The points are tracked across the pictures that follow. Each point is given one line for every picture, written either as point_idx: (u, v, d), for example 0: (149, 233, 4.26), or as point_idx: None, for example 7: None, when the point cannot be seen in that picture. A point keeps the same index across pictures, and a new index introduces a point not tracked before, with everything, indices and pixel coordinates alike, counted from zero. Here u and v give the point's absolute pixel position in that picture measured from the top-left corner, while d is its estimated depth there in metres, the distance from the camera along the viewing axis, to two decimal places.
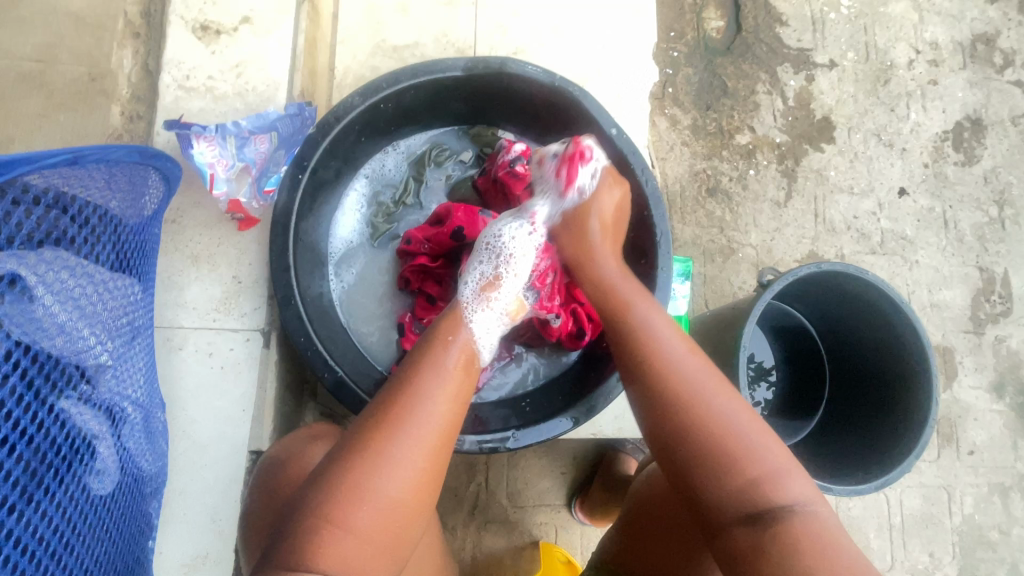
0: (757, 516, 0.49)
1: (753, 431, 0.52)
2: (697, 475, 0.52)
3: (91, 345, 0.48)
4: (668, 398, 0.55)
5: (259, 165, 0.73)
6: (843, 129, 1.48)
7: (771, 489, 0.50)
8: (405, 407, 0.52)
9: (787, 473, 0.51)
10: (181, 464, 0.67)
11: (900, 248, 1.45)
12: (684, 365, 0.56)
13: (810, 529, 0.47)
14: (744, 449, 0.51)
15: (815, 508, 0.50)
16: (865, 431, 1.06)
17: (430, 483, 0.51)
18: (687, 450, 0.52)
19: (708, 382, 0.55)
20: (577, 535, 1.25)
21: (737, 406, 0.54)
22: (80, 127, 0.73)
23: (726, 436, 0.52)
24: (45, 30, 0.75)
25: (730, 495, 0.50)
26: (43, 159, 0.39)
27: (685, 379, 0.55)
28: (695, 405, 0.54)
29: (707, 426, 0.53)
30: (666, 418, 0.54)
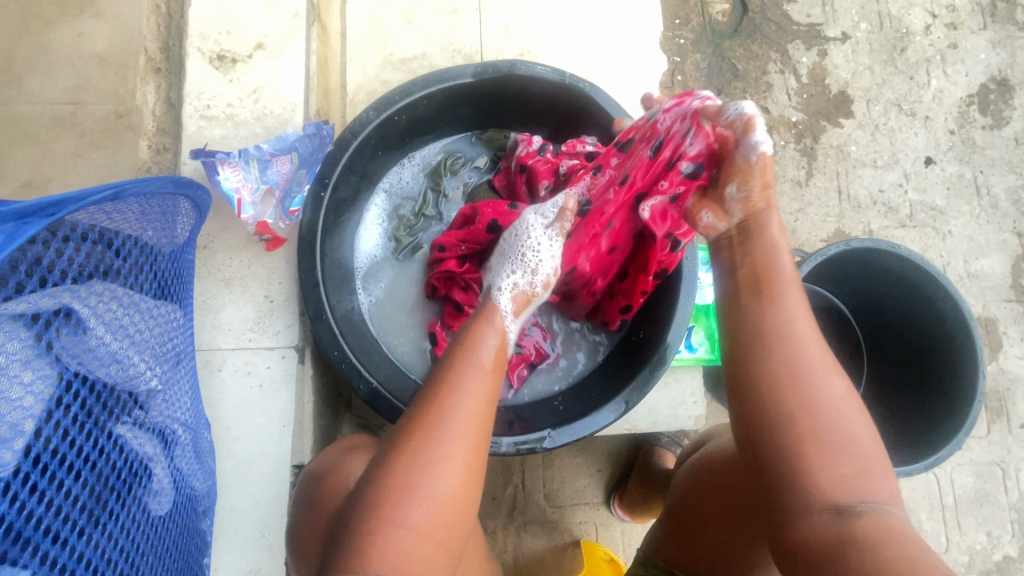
0: (846, 505, 0.46)
1: (858, 427, 0.49)
2: (788, 462, 0.48)
3: (141, 372, 0.49)
4: (769, 377, 0.51)
5: (282, 186, 0.75)
6: (861, 102, 1.44)
7: (866, 486, 0.47)
8: (437, 404, 0.50)
9: (882, 475, 0.48)
10: (229, 482, 0.69)
11: (931, 219, 1.41)
12: (806, 346, 0.52)
13: (898, 530, 0.44)
14: (847, 443, 0.48)
15: (899, 511, 0.46)
16: (907, 410, 1.03)
17: (476, 475, 0.49)
18: (788, 433, 0.49)
19: (818, 365, 0.51)
20: (617, 532, 1.24)
21: (848, 399, 0.50)
22: (111, 163, 0.76)
23: (833, 425, 0.48)
24: (71, 73, 0.78)
25: (822, 486, 0.47)
26: (86, 196, 0.41)
27: (796, 366, 0.51)
28: (809, 391, 0.50)
29: (808, 412, 0.49)
30: (768, 395, 0.50)
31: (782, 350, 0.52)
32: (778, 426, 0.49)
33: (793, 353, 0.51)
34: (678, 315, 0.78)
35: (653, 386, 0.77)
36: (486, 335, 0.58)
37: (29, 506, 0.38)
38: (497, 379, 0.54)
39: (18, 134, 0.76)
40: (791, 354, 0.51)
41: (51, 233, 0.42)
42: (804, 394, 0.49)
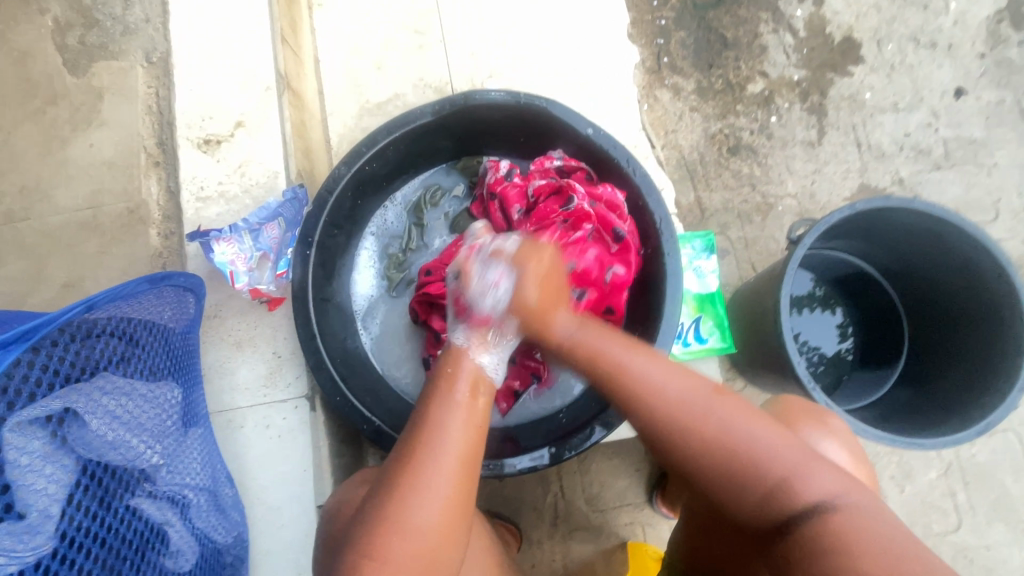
0: (790, 516, 0.52)
1: (767, 437, 0.56)
2: (722, 494, 0.56)
3: (143, 452, 0.53)
4: (660, 419, 0.59)
5: (275, 250, 0.81)
6: (871, 44, 1.33)
7: (792, 492, 0.53)
8: (423, 443, 0.57)
9: (808, 471, 0.53)
10: (264, 527, 0.76)
11: (971, 154, 1.30)
12: (665, 382, 0.60)
13: (838, 523, 0.49)
14: (759, 455, 0.55)
15: (841, 499, 0.51)
16: (954, 373, 0.96)
17: (456, 511, 0.55)
18: (701, 476, 0.57)
19: (693, 392, 0.59)
20: (665, 529, 1.22)
21: (736, 417, 0.57)
22: (130, 254, 0.86)
23: (731, 453, 0.56)
24: (88, 181, 0.89)
25: (756, 511, 0.54)
26: (60, 316, 0.45)
27: (676, 404, 0.59)
28: (687, 430, 0.57)
29: (711, 441, 0.56)
30: (665, 439, 0.59)
31: (648, 403, 0.60)
32: (692, 473, 0.58)
33: (655, 404, 0.59)
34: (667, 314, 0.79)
35: None
36: (527, 283, 0.71)
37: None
38: (474, 411, 0.61)
39: (52, 242, 0.87)
40: (653, 407, 0.59)
41: (33, 349, 0.45)
42: (684, 439, 0.57)
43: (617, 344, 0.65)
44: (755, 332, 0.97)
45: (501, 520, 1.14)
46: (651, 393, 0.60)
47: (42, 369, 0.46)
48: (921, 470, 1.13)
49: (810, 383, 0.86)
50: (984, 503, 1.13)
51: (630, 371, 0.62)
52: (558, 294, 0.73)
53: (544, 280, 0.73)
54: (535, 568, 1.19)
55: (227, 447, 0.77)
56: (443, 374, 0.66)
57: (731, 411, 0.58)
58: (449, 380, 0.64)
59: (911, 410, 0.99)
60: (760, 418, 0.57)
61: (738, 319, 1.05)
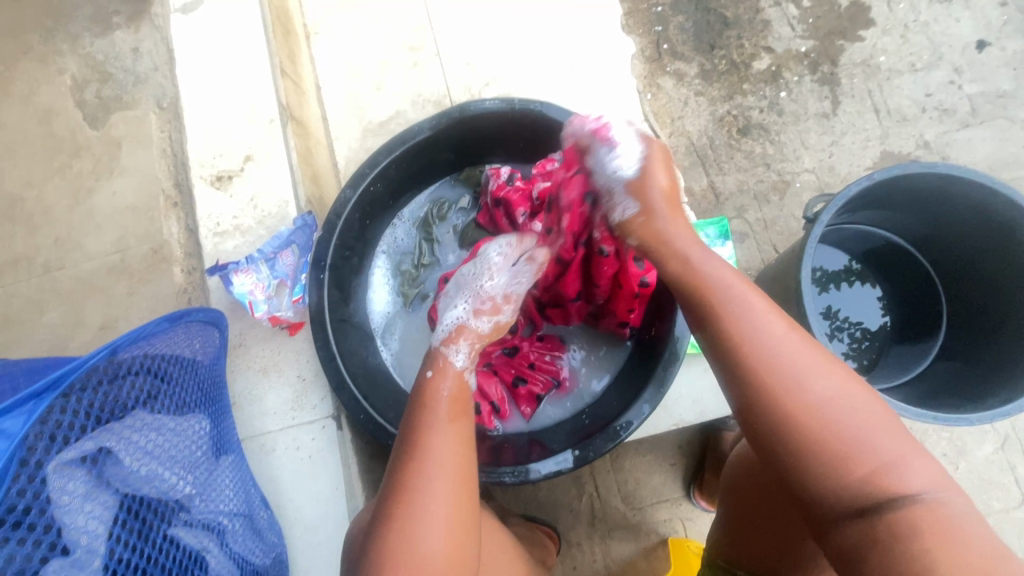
0: (877, 505, 0.48)
1: (871, 419, 0.51)
2: (804, 469, 0.51)
3: (176, 482, 0.56)
4: (758, 376, 0.54)
5: (291, 276, 0.84)
6: (880, 5, 1.28)
7: (890, 479, 0.48)
8: (412, 470, 0.57)
9: (912, 461, 0.49)
10: (301, 547, 0.78)
11: (1000, 109, 1.23)
12: (773, 337, 0.55)
13: (932, 518, 0.46)
14: (859, 438, 0.50)
15: (937, 495, 0.47)
16: (1001, 342, 0.91)
17: (459, 531, 0.56)
18: (790, 442, 0.52)
19: (801, 354, 0.54)
20: (706, 523, 1.19)
21: (844, 389, 0.52)
22: (157, 293, 0.90)
23: (834, 421, 0.50)
24: (114, 226, 0.94)
25: (838, 493, 0.50)
26: (87, 360, 0.48)
27: (780, 364, 0.53)
28: (795, 390, 0.52)
29: (811, 408, 0.51)
30: (761, 394, 0.53)
31: (754, 353, 0.55)
32: (772, 437, 0.53)
33: (759, 357, 0.54)
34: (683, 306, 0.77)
35: (670, 386, 0.76)
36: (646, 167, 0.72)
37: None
38: (459, 426, 0.61)
39: (86, 287, 0.92)
40: (761, 357, 0.54)
41: (65, 395, 0.48)
42: (787, 398, 0.52)
43: (733, 281, 0.59)
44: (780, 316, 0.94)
45: (538, 524, 1.13)
46: (761, 343, 0.55)
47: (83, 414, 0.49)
48: (975, 445, 1.08)
49: None
50: None
51: (739, 318, 0.56)
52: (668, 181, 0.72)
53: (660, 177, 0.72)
54: (576, 571, 1.18)
55: (260, 472, 0.80)
56: (424, 394, 0.64)
57: (839, 384, 0.52)
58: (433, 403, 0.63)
59: (954, 383, 0.94)
60: (868, 397, 0.52)
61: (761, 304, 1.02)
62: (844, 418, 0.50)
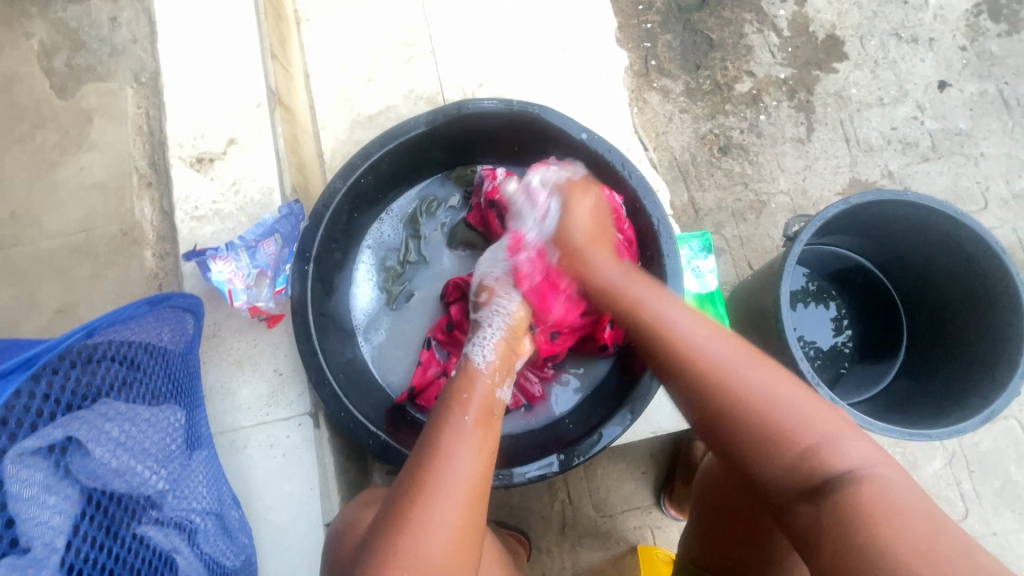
0: (819, 482, 0.50)
1: (803, 406, 0.54)
2: (745, 455, 0.55)
3: (147, 477, 0.53)
4: (692, 375, 0.58)
5: (272, 267, 0.80)
6: (854, 40, 1.35)
7: (827, 456, 0.51)
8: (433, 468, 0.57)
9: (843, 439, 0.51)
10: (271, 549, 0.75)
11: (957, 145, 1.31)
12: (706, 341, 0.60)
13: (876, 490, 0.47)
14: (792, 421, 0.53)
15: (875, 470, 0.49)
16: (955, 363, 0.96)
17: (467, 537, 0.55)
18: (731, 433, 0.55)
19: (733, 354, 0.58)
20: (675, 532, 1.20)
21: (778, 380, 0.56)
22: (124, 276, 0.85)
23: (767, 405, 0.54)
24: (79, 204, 0.88)
25: (782, 475, 0.52)
26: (61, 343, 0.44)
27: (713, 363, 0.58)
28: (726, 385, 0.56)
29: (749, 399, 0.55)
30: (696, 393, 0.58)
31: (683, 359, 0.60)
32: (721, 437, 0.56)
33: (689, 357, 0.59)
34: None
35: (655, 394, 0.77)
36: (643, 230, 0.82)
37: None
38: (488, 435, 0.61)
39: (43, 267, 0.86)
40: (694, 364, 0.59)
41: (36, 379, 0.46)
42: (719, 395, 0.57)
43: (660, 301, 0.67)
44: (756, 330, 0.97)
45: (509, 530, 1.12)
46: (687, 350, 0.60)
47: (49, 401, 0.46)
48: (926, 460, 1.14)
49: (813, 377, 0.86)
50: (990, 491, 1.13)
51: (673, 327, 0.63)
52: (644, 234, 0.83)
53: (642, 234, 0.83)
54: None
55: (230, 470, 0.76)
56: (455, 400, 0.65)
57: (767, 377, 0.56)
58: (463, 405, 0.64)
59: (913, 401, 1.00)
60: (803, 388, 0.56)
61: (738, 318, 1.05)
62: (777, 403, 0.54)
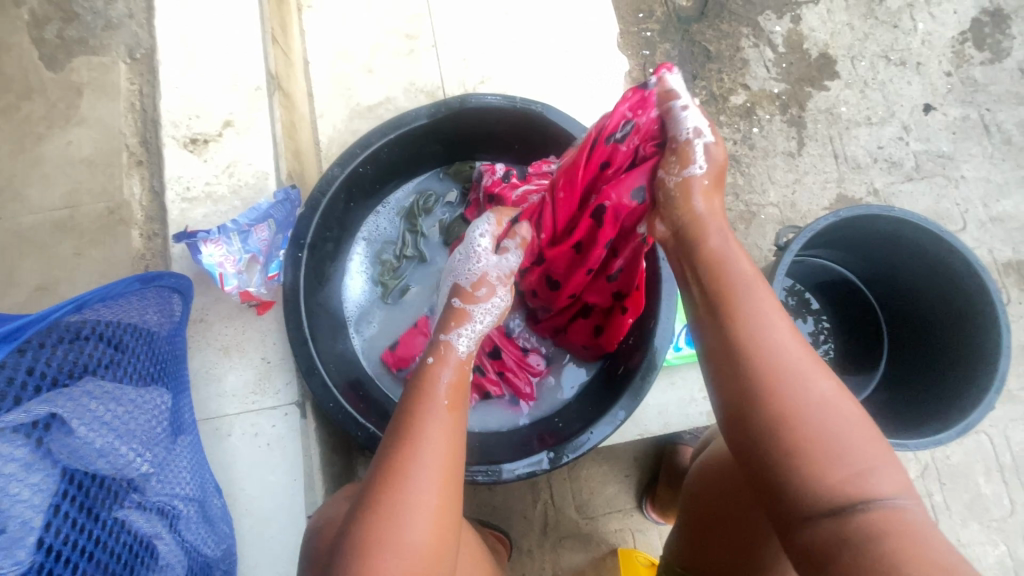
0: (853, 505, 0.47)
1: (861, 427, 0.50)
2: (785, 458, 0.50)
3: (131, 460, 0.52)
4: (757, 361, 0.53)
5: (264, 252, 0.79)
6: (845, 60, 1.38)
7: (866, 482, 0.48)
8: (405, 454, 0.55)
9: (888, 467, 0.49)
10: (251, 540, 0.73)
11: (940, 167, 1.35)
12: (781, 334, 0.54)
13: (908, 523, 0.46)
14: (847, 439, 0.49)
15: (905, 502, 0.47)
16: (933, 376, 0.99)
17: (447, 519, 0.54)
18: (778, 441, 0.51)
19: (805, 357, 0.53)
20: (656, 536, 1.21)
21: (841, 395, 0.52)
22: (110, 256, 0.83)
23: (825, 421, 0.50)
24: (65, 180, 0.86)
25: (818, 489, 0.49)
26: (46, 316, 0.43)
27: (784, 358, 0.53)
28: (790, 391, 0.51)
29: (813, 405, 0.50)
30: (757, 375, 0.53)
31: (753, 348, 0.54)
32: (767, 433, 0.52)
33: (756, 340, 0.54)
34: (663, 316, 0.79)
35: (646, 394, 0.78)
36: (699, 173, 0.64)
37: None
38: (459, 418, 0.59)
39: (26, 242, 0.84)
40: (761, 354, 0.53)
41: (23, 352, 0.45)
42: (779, 400, 0.51)
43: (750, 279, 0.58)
44: None
45: (491, 529, 1.12)
46: (760, 347, 0.54)
47: (27, 373, 0.45)
48: None
49: None
50: (959, 503, 1.17)
51: (751, 312, 0.55)
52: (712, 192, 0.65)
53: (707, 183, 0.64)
54: None
55: (213, 457, 0.74)
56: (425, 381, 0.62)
57: (832, 387, 0.52)
58: (431, 394, 0.60)
59: (891, 413, 1.02)
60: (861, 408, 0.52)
61: None
62: (836, 416, 0.50)
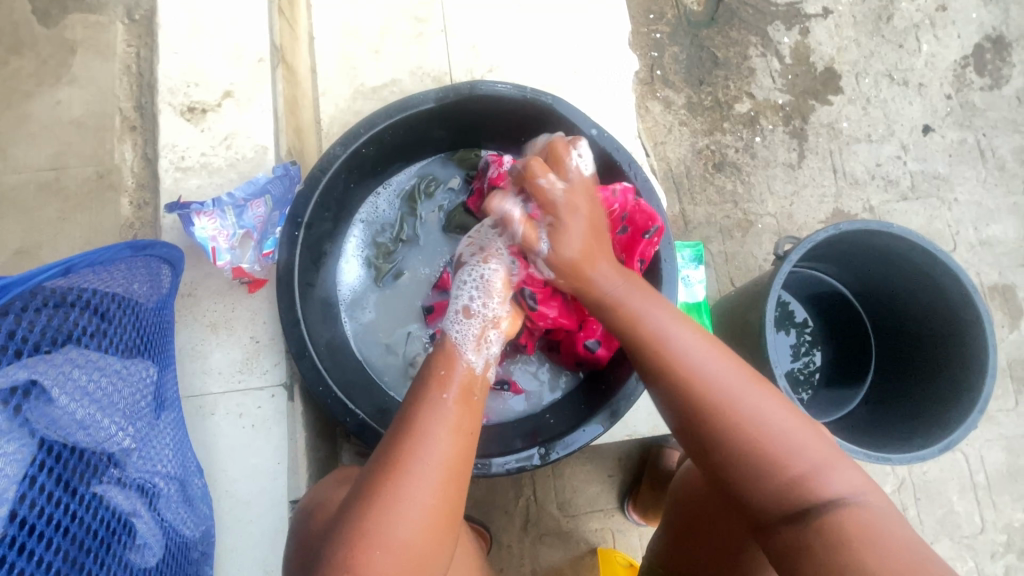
0: (806, 509, 0.52)
1: (795, 430, 0.54)
2: (737, 473, 0.55)
3: (113, 434, 0.50)
4: (688, 398, 0.57)
5: (259, 229, 0.76)
6: (849, 76, 1.39)
7: (813, 486, 0.52)
8: (409, 446, 0.54)
9: (830, 467, 0.53)
10: (230, 522, 0.71)
11: (934, 189, 1.36)
12: (701, 358, 0.58)
13: (862, 519, 0.50)
14: (783, 448, 0.53)
15: (860, 499, 0.51)
16: (918, 392, 1.00)
17: (440, 526, 0.53)
18: (727, 455, 0.55)
19: (730, 378, 0.57)
20: (635, 538, 1.20)
21: (769, 405, 0.55)
22: (96, 222, 0.80)
23: (764, 438, 0.54)
24: (53, 140, 0.83)
25: (773, 498, 0.53)
26: (29, 278, 0.41)
27: (713, 384, 0.56)
28: (720, 410, 0.55)
29: (751, 425, 0.54)
30: (691, 401, 0.57)
31: (681, 379, 0.57)
32: (714, 458, 0.56)
33: (677, 370, 0.58)
34: None
35: (640, 395, 0.77)
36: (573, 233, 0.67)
37: (21, 569, 0.41)
38: (465, 416, 0.58)
39: (8, 202, 0.81)
40: (692, 386, 0.57)
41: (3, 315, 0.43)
42: (717, 420, 0.55)
43: (664, 319, 0.62)
44: (738, 345, 0.99)
45: (471, 523, 1.11)
46: (690, 368, 0.57)
47: (7, 339, 0.43)
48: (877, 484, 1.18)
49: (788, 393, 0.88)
50: (932, 519, 1.19)
51: (671, 343, 0.59)
52: (603, 243, 0.69)
53: (592, 226, 0.68)
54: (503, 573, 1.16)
55: (195, 435, 0.72)
56: (433, 377, 0.61)
57: (762, 399, 0.56)
58: (441, 383, 0.60)
59: (874, 428, 1.03)
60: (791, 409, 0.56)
61: (719, 331, 1.07)
62: (771, 427, 0.54)
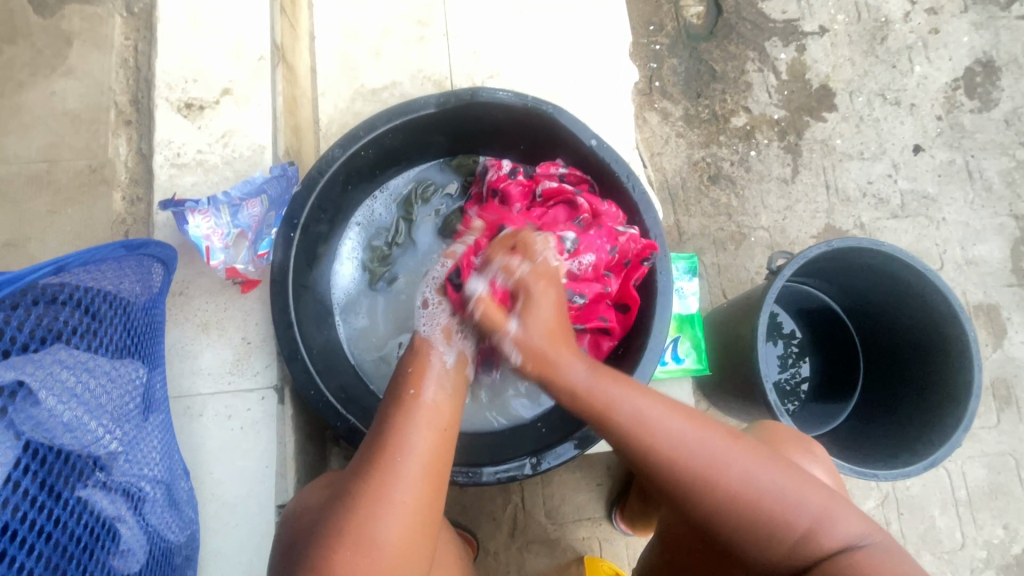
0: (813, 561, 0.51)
1: (788, 486, 0.53)
2: (738, 538, 0.53)
3: (99, 437, 0.49)
4: (677, 481, 0.54)
5: (254, 229, 0.75)
6: (844, 94, 1.41)
7: (816, 539, 0.51)
8: (392, 443, 0.54)
9: (829, 513, 0.52)
10: (215, 525, 0.70)
11: (923, 208, 1.39)
12: (687, 439, 0.54)
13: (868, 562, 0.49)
14: (780, 506, 0.52)
15: (866, 540, 0.51)
16: (905, 407, 1.01)
17: (420, 531, 0.53)
18: (727, 525, 0.53)
19: (716, 450, 0.54)
20: (622, 547, 1.20)
21: (759, 467, 0.54)
22: (87, 216, 0.79)
23: (759, 501, 0.52)
24: (45, 131, 0.82)
25: (778, 556, 0.52)
26: (21, 277, 0.40)
27: (698, 461, 0.53)
28: (712, 486, 0.53)
29: (744, 491, 0.53)
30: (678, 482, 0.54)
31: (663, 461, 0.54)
32: (715, 529, 0.54)
33: (661, 454, 0.54)
34: (656, 329, 0.78)
35: None
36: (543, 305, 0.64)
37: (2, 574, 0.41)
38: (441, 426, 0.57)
39: None
40: (680, 469, 0.53)
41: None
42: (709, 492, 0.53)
43: (633, 396, 0.57)
44: (729, 358, 1.00)
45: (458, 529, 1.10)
46: (678, 451, 0.54)
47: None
48: (862, 497, 1.20)
49: (778, 407, 0.89)
50: (914, 533, 1.20)
51: (650, 422, 0.55)
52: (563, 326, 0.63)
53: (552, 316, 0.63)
54: None
55: (182, 436, 0.71)
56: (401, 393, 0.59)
57: (749, 463, 0.54)
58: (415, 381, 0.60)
59: (861, 442, 1.04)
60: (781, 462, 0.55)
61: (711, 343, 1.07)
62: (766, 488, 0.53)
